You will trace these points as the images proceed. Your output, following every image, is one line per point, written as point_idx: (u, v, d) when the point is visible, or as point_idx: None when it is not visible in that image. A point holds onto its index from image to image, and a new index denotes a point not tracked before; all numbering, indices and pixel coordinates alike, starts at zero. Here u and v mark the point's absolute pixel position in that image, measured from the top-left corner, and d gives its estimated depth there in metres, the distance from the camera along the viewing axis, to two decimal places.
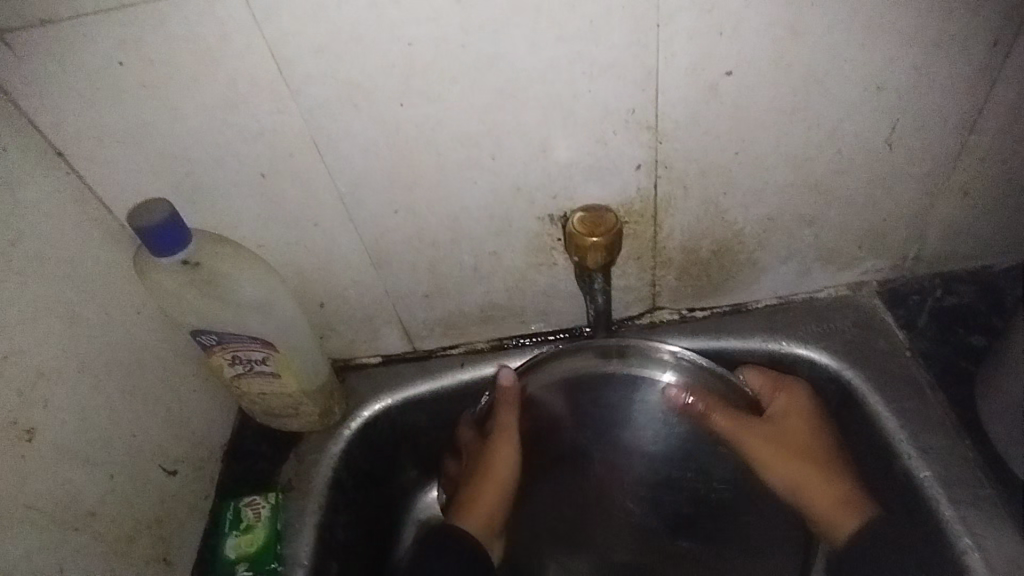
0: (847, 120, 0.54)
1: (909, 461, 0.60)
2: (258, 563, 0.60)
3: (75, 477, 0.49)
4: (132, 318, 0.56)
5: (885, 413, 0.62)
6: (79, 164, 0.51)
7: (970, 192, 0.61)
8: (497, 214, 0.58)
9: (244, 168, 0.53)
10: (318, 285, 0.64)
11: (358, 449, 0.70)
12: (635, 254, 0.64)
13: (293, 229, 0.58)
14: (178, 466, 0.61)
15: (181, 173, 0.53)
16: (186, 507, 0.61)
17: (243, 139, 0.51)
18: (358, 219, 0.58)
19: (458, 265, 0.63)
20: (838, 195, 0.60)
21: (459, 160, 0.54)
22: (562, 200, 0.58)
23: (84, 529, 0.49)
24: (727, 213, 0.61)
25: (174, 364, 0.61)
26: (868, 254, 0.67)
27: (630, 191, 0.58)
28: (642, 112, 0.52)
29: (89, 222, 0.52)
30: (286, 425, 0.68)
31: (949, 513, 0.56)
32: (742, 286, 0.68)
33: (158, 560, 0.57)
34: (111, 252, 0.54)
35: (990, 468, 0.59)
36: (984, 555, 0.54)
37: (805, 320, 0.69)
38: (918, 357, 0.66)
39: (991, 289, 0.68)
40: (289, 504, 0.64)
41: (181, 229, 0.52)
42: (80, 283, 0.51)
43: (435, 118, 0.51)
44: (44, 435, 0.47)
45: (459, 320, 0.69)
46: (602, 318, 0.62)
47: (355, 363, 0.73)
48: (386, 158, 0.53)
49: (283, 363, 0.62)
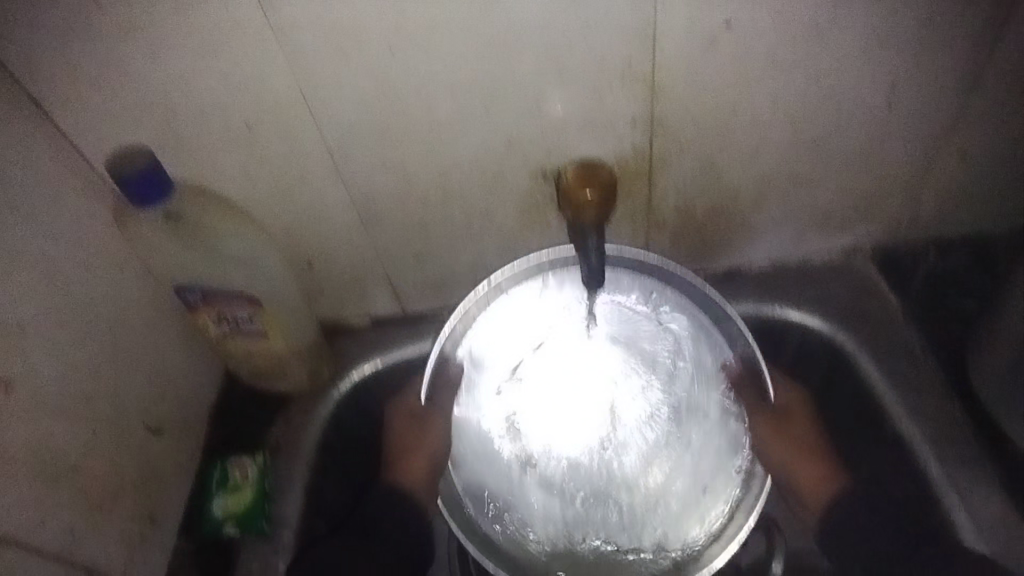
0: (847, 77, 0.53)
1: (899, 422, 0.60)
2: (245, 522, 0.60)
3: (57, 432, 0.48)
4: (113, 273, 0.54)
5: (876, 376, 0.62)
6: (55, 110, 0.49)
7: (967, 154, 0.61)
8: (489, 169, 0.57)
9: (227, 116, 0.51)
10: (306, 243, 0.62)
11: (347, 411, 0.69)
12: (629, 214, 0.63)
13: (280, 182, 0.57)
14: (164, 426, 0.60)
15: (161, 122, 0.51)
16: (173, 467, 0.60)
17: (225, 85, 0.49)
18: (346, 174, 0.57)
19: (450, 223, 0.62)
20: (835, 156, 0.60)
21: (450, 111, 0.52)
22: (556, 156, 0.57)
23: (68, 484, 0.49)
24: (723, 173, 0.60)
25: (157, 322, 0.59)
26: (863, 218, 0.66)
27: (625, 148, 0.57)
28: (639, 64, 0.51)
29: (66, 172, 0.50)
30: (273, 386, 0.68)
31: (936, 471, 0.57)
32: (736, 250, 0.68)
33: (145, 519, 0.56)
34: (91, 203, 0.53)
35: (978, 429, 0.59)
36: (969, 511, 0.55)
37: (798, 283, 0.69)
38: (909, 321, 0.66)
39: (985, 254, 0.68)
40: (276, 465, 0.64)
41: (163, 179, 0.50)
42: (58, 235, 0.49)
43: (425, 66, 0.49)
44: (23, 389, 0.45)
45: (450, 282, 0.68)
46: (596, 279, 0.58)
47: (344, 325, 0.72)
48: (376, 111, 0.52)
49: (269, 322, 0.61)
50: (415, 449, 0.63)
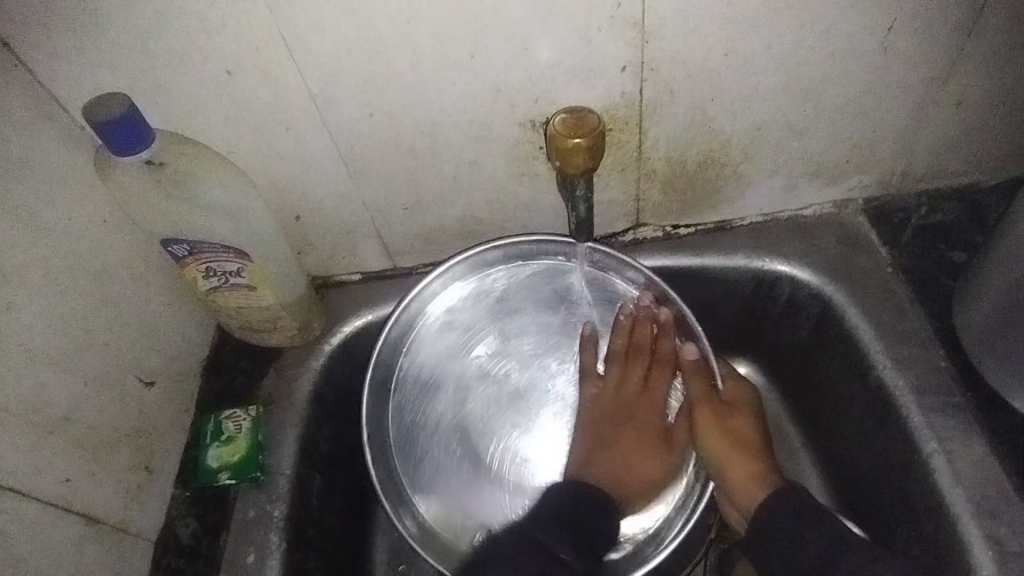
0: (842, 21, 0.52)
1: (883, 371, 0.60)
2: (240, 471, 0.60)
3: (47, 381, 0.48)
4: (97, 224, 0.54)
5: (863, 327, 0.63)
6: (28, 56, 0.48)
7: (963, 102, 0.60)
8: (477, 118, 0.56)
9: (206, 62, 0.50)
10: (293, 196, 0.62)
11: (338, 365, 0.70)
12: (620, 164, 0.62)
13: (264, 132, 0.56)
14: (156, 377, 0.60)
15: (140, 68, 0.50)
16: (167, 419, 0.61)
17: (203, 29, 0.48)
18: (332, 124, 0.56)
19: (438, 175, 0.61)
20: (829, 104, 0.59)
21: (435, 57, 0.51)
22: (545, 104, 0.56)
23: (60, 432, 0.49)
24: (714, 122, 0.59)
25: (145, 275, 0.59)
26: (855, 169, 0.66)
27: (615, 96, 0.56)
28: (628, 6, 0.49)
29: (43, 120, 0.50)
30: (265, 340, 0.68)
31: (917, 418, 0.57)
32: (727, 202, 0.67)
33: (140, 468, 0.57)
34: (72, 153, 0.52)
35: (962, 377, 0.60)
36: (949, 457, 0.55)
37: (789, 236, 0.69)
38: (898, 273, 0.66)
39: (976, 206, 0.68)
40: (270, 417, 0.65)
41: (142, 125, 0.49)
42: (39, 184, 0.49)
43: (408, 8, 0.48)
44: (11, 338, 0.45)
45: (439, 235, 0.68)
46: (584, 227, 0.59)
47: (335, 280, 0.72)
48: (360, 58, 0.51)
49: (257, 274, 0.61)
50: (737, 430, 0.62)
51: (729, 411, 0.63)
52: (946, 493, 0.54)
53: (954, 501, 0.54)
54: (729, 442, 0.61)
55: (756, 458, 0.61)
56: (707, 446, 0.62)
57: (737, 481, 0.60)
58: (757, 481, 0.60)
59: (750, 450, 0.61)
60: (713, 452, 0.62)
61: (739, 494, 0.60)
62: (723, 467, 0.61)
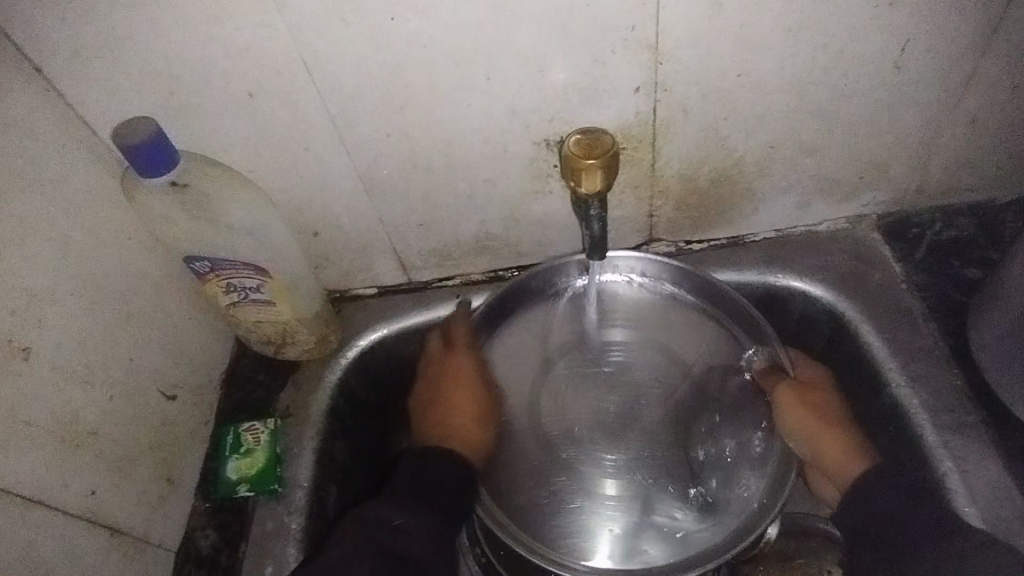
0: (855, 42, 0.52)
1: (897, 390, 0.60)
2: (259, 484, 0.62)
3: (75, 397, 0.50)
4: (123, 243, 0.55)
5: (877, 343, 0.63)
6: (59, 81, 0.49)
7: (978, 120, 0.60)
8: (492, 137, 0.57)
9: (230, 86, 0.52)
10: (312, 213, 0.63)
11: (354, 378, 0.71)
12: (632, 182, 0.62)
13: (284, 151, 0.57)
14: (177, 391, 0.61)
15: (166, 92, 0.51)
16: (188, 430, 0.62)
17: (228, 55, 0.49)
18: (350, 144, 0.57)
19: (453, 192, 0.62)
20: (843, 122, 0.59)
21: (453, 80, 0.52)
22: (558, 123, 0.57)
23: (87, 446, 0.50)
24: (727, 140, 0.59)
25: (168, 290, 0.60)
26: (868, 186, 0.66)
27: (629, 116, 0.56)
28: (642, 29, 0.50)
29: (74, 142, 0.51)
30: (282, 354, 0.69)
31: (932, 438, 0.58)
32: (740, 218, 0.68)
33: (162, 480, 0.58)
34: (100, 174, 0.53)
35: (976, 395, 0.60)
36: (964, 477, 0.56)
37: (801, 252, 0.69)
38: (912, 289, 0.66)
39: (991, 223, 0.68)
40: (288, 429, 0.66)
41: (168, 149, 0.51)
42: (67, 205, 0.50)
43: (427, 33, 0.49)
44: (41, 355, 0.47)
45: (454, 251, 0.69)
46: (597, 245, 0.60)
47: (351, 295, 0.73)
48: (378, 80, 0.52)
49: (277, 290, 0.62)
50: (460, 406, 0.64)
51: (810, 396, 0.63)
52: (960, 512, 0.55)
53: (971, 521, 0.54)
54: (825, 428, 0.61)
55: (851, 439, 0.62)
56: (794, 425, 0.62)
57: (828, 466, 0.61)
58: (850, 465, 0.60)
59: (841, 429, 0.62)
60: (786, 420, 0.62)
61: (834, 470, 0.61)
62: (818, 454, 0.61)
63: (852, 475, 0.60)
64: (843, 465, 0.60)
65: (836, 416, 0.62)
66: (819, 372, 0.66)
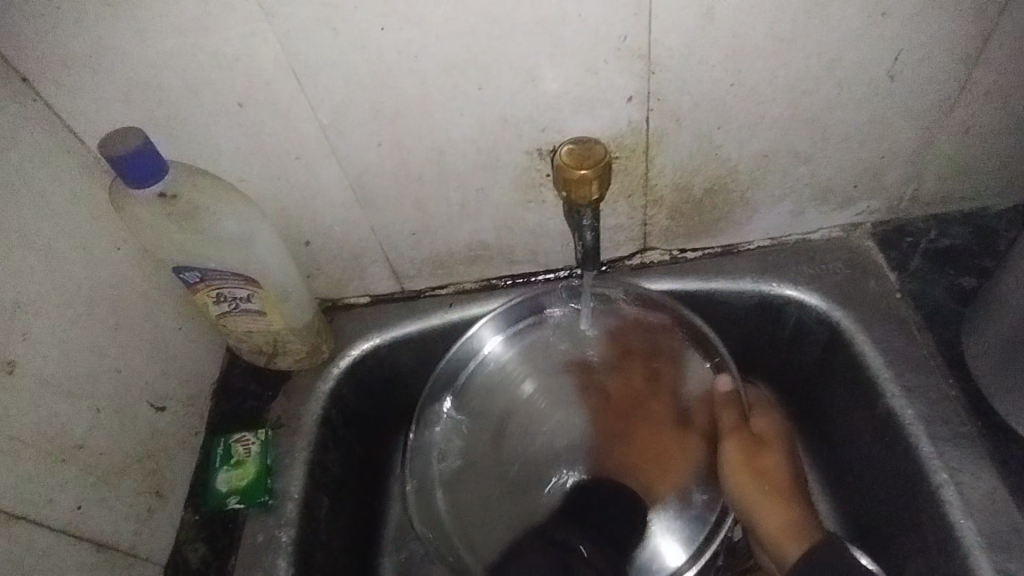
0: (849, 50, 0.52)
1: (891, 400, 0.60)
2: (249, 496, 0.61)
3: (61, 410, 0.49)
4: (110, 253, 0.54)
5: (872, 353, 0.63)
6: (45, 91, 0.49)
7: (972, 128, 0.60)
8: (485, 147, 0.57)
9: (221, 96, 0.51)
10: (303, 223, 0.62)
11: (346, 387, 0.70)
12: (626, 191, 0.62)
13: (275, 161, 0.57)
14: (166, 402, 0.61)
15: (154, 101, 0.51)
16: (177, 442, 0.62)
17: (218, 64, 0.49)
18: (342, 153, 0.56)
19: (445, 202, 0.61)
20: (836, 130, 0.59)
21: (445, 90, 0.52)
22: (551, 133, 0.56)
23: (72, 460, 0.50)
24: (721, 149, 0.59)
25: (158, 300, 0.60)
26: (862, 195, 0.66)
27: (622, 125, 0.56)
28: (634, 39, 0.50)
29: (60, 152, 0.50)
30: (273, 364, 0.68)
31: (928, 449, 0.57)
32: (734, 227, 0.67)
33: (150, 493, 0.57)
34: (87, 184, 0.53)
35: (971, 404, 0.59)
36: (960, 489, 0.55)
37: (796, 261, 0.69)
38: (907, 298, 0.66)
39: (985, 231, 0.68)
40: (279, 441, 0.65)
41: (156, 159, 0.50)
42: (53, 216, 0.49)
43: (418, 43, 0.49)
44: (25, 367, 0.46)
45: (447, 260, 0.68)
46: (590, 255, 0.60)
47: (343, 303, 0.72)
48: (370, 90, 0.52)
49: (267, 301, 0.62)
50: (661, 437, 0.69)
51: (754, 455, 0.62)
52: (956, 525, 0.54)
53: (963, 534, 0.53)
54: (771, 493, 0.59)
55: (795, 502, 0.59)
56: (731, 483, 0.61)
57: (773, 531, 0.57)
58: (794, 539, 0.56)
59: (784, 492, 0.59)
60: (734, 483, 0.61)
61: (778, 541, 0.57)
62: (761, 526, 0.58)
63: (791, 556, 0.55)
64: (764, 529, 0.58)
65: (778, 473, 0.61)
66: (769, 422, 0.65)
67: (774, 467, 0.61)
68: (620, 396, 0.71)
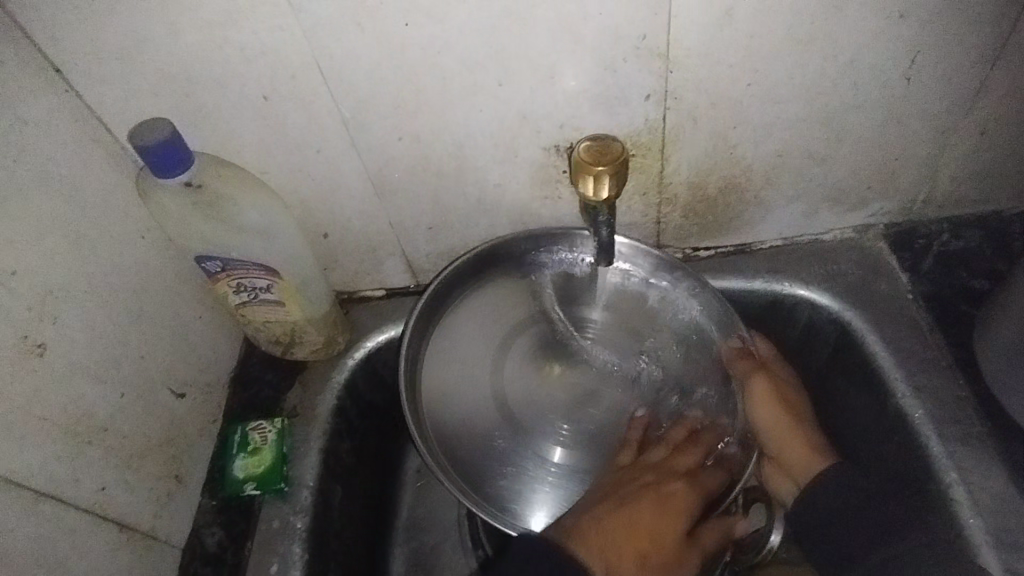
0: (865, 53, 0.53)
1: (902, 399, 0.61)
2: (265, 483, 0.62)
3: (87, 394, 0.50)
4: (136, 241, 0.56)
5: (883, 353, 0.63)
6: (78, 82, 0.50)
7: (987, 132, 0.60)
8: (502, 142, 0.58)
9: (246, 89, 0.52)
10: (322, 215, 0.63)
11: (361, 379, 0.71)
12: (641, 189, 0.63)
13: (297, 154, 0.58)
14: (186, 389, 0.62)
15: (181, 93, 0.52)
16: (196, 428, 0.63)
17: (244, 57, 0.50)
18: (362, 147, 0.57)
19: (462, 196, 0.62)
20: (850, 132, 0.59)
21: (465, 85, 0.53)
22: (568, 130, 0.57)
23: (98, 442, 0.51)
24: (736, 148, 0.60)
25: (179, 289, 0.61)
26: (876, 196, 0.66)
27: (638, 123, 0.57)
28: (653, 38, 0.50)
29: (90, 142, 0.52)
30: (291, 354, 0.70)
31: (937, 449, 0.58)
32: (747, 226, 0.68)
33: (169, 477, 0.59)
34: (115, 174, 0.54)
35: (981, 406, 0.60)
36: (970, 488, 0.56)
37: (808, 261, 0.69)
38: (918, 299, 0.66)
39: (999, 234, 0.68)
40: (295, 429, 0.66)
41: (183, 150, 0.52)
42: (83, 205, 0.51)
43: (440, 39, 0.49)
44: (55, 351, 0.47)
45: (462, 254, 0.69)
46: (605, 250, 0.60)
47: (359, 296, 0.73)
48: (391, 84, 0.52)
49: (286, 291, 0.63)
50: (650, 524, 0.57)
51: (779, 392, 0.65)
52: (965, 523, 0.55)
53: (973, 533, 0.54)
54: (786, 425, 0.65)
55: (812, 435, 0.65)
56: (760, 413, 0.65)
57: (802, 451, 0.64)
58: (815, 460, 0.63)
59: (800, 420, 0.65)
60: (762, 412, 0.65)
61: (797, 467, 0.64)
62: (784, 448, 0.65)
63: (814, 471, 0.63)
64: (801, 456, 0.64)
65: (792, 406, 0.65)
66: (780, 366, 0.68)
67: (789, 396, 0.66)
68: (629, 485, 0.59)
